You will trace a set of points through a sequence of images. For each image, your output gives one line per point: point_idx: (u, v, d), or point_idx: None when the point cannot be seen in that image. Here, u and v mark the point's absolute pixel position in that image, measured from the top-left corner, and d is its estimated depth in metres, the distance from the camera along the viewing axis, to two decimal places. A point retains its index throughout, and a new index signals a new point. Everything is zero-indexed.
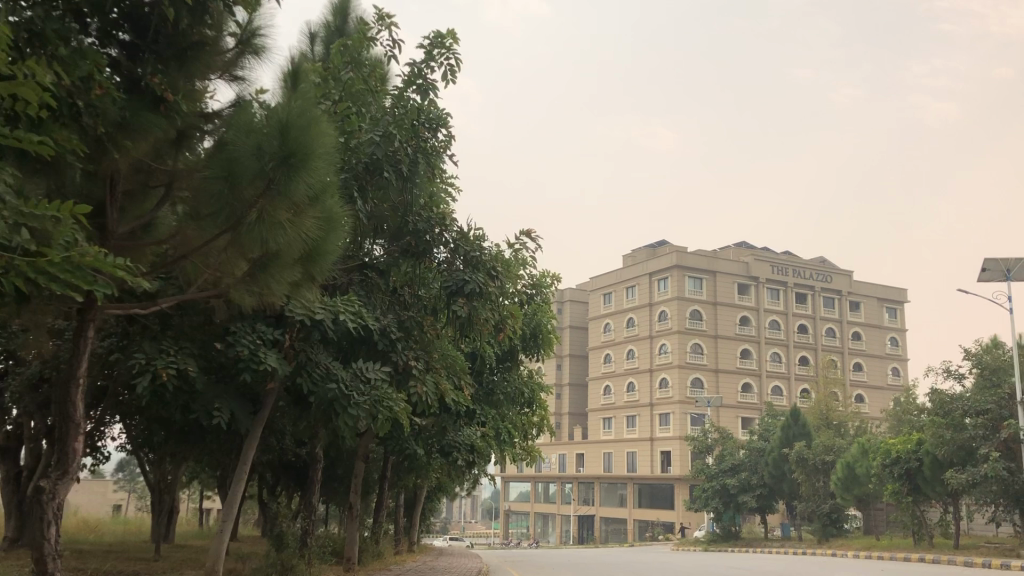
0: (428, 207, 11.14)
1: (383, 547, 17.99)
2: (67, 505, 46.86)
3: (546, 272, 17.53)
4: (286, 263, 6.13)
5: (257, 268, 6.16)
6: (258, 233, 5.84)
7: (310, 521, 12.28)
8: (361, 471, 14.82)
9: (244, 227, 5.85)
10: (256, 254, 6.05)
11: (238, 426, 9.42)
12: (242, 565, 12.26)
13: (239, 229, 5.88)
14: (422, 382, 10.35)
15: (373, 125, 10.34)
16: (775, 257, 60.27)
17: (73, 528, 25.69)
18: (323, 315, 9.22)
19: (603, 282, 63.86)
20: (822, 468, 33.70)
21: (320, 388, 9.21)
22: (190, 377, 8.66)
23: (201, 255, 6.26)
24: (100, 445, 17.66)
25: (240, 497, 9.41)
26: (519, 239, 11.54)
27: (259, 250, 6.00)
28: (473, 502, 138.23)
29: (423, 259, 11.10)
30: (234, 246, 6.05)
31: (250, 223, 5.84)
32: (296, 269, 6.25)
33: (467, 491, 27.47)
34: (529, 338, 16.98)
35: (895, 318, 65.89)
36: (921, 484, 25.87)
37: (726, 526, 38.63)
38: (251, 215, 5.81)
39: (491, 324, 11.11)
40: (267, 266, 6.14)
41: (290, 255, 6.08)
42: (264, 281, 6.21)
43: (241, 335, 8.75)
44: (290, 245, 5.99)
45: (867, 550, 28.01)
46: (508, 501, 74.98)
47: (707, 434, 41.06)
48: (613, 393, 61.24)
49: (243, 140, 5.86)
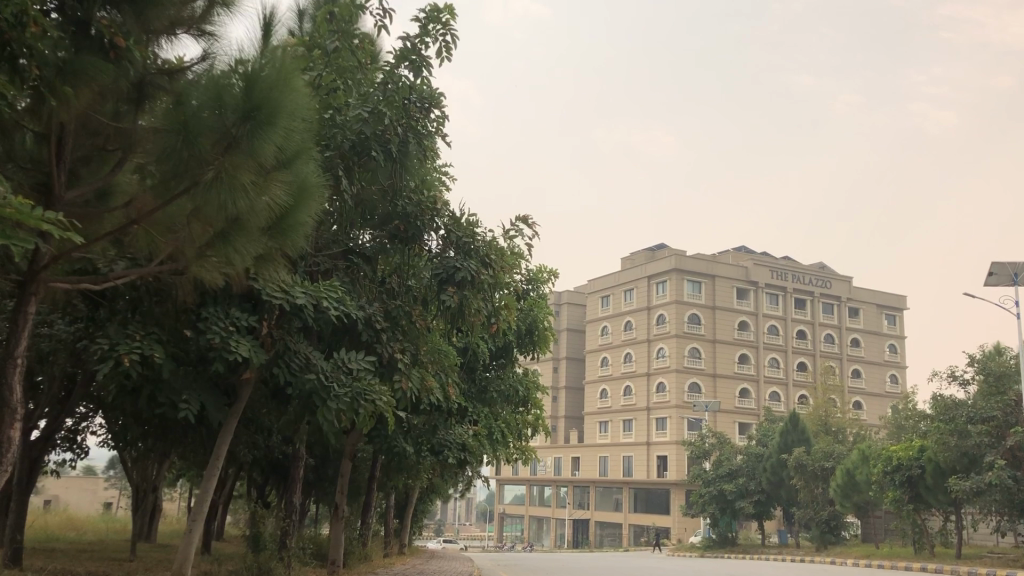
0: (419, 190, 10.56)
1: (370, 550, 17.37)
2: (55, 503, 45.98)
3: (543, 267, 17.01)
4: (248, 233, 5.53)
5: (215, 238, 5.54)
6: (215, 197, 5.24)
7: (290, 521, 11.55)
8: (349, 471, 14.13)
9: (199, 192, 5.26)
10: (218, 223, 5.46)
11: (210, 419, 8.79)
12: (218, 567, 11.62)
13: (194, 194, 5.29)
14: (408, 376, 9.76)
15: (361, 102, 9.80)
16: (774, 261, 59.70)
17: (53, 524, 24.96)
18: (301, 296, 8.61)
19: (601, 285, 63.25)
20: (821, 475, 32.92)
21: (298, 379, 8.68)
22: (156, 363, 8.06)
23: (156, 225, 5.66)
24: (81, 441, 17.00)
25: (212, 497, 8.70)
26: (514, 225, 10.94)
27: (217, 219, 5.41)
28: (468, 505, 137.56)
29: (414, 245, 10.54)
30: (191, 213, 5.45)
31: (205, 184, 5.23)
32: (261, 239, 5.66)
33: (459, 493, 26.83)
34: (525, 334, 16.37)
35: (894, 325, 65.30)
36: (924, 492, 25.27)
37: (723, 532, 38.09)
38: (207, 176, 5.22)
39: (483, 315, 10.51)
40: (229, 238, 5.53)
41: (254, 223, 5.49)
42: (223, 254, 5.59)
43: (211, 318, 8.16)
44: (254, 211, 5.41)
45: (868, 559, 27.40)
46: (503, 505, 74.40)
47: (705, 439, 40.46)
48: (609, 396, 60.66)
49: (201, 92, 5.34)
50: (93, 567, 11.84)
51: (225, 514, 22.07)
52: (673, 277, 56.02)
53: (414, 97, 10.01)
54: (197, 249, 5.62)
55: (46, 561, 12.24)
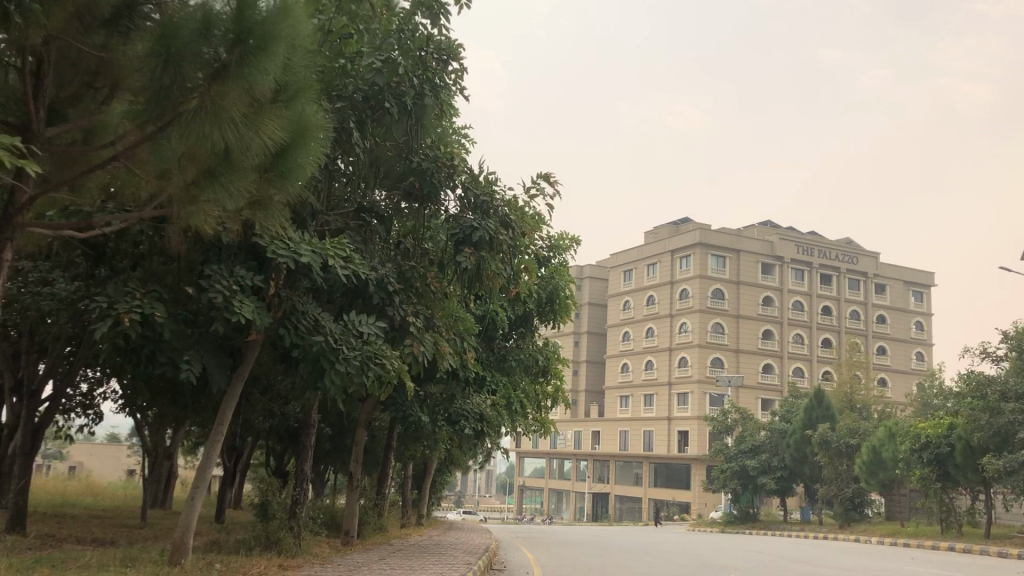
0: (435, 147, 10.08)
1: (386, 520, 17.03)
2: (78, 471, 46.20)
3: (564, 234, 16.46)
4: (241, 172, 4.99)
5: (203, 177, 5.05)
6: (200, 130, 4.72)
7: (301, 490, 11.10)
8: (363, 440, 13.72)
9: (183, 124, 4.76)
10: (205, 159, 4.98)
11: (213, 383, 8.38)
12: (226, 536, 11.32)
13: (179, 126, 4.80)
14: (420, 341, 9.28)
15: (374, 50, 9.27)
16: (801, 237, 58.68)
17: (69, 490, 24.88)
18: (308, 254, 8.15)
19: (624, 258, 62.55)
20: (846, 452, 32.29)
21: (306, 342, 8.28)
22: (157, 323, 7.69)
23: (143, 165, 5.21)
24: (96, 407, 16.76)
25: (216, 464, 8.31)
26: (536, 183, 10.42)
27: (205, 156, 4.92)
28: (488, 477, 137.98)
29: (430, 204, 10.06)
30: (178, 150, 4.98)
31: (189, 114, 4.76)
32: (256, 180, 5.16)
33: (478, 465, 26.52)
34: (547, 304, 15.79)
35: (921, 302, 64.19)
36: (952, 470, 24.60)
37: (744, 508, 37.59)
38: (192, 105, 4.73)
39: (502, 278, 9.99)
40: (219, 176, 5.01)
41: (249, 162, 4.98)
42: (217, 198, 5.12)
43: (214, 275, 7.76)
44: (248, 151, 4.93)
45: (893, 537, 26.84)
46: (523, 477, 74.32)
47: (728, 414, 39.88)
48: (630, 370, 60.22)
49: (191, 17, 4.83)
50: (103, 534, 11.55)
51: (241, 483, 21.89)
52: (697, 252, 55.17)
53: (431, 48, 9.47)
54: (185, 188, 5.15)
55: (54, 526, 11.96)
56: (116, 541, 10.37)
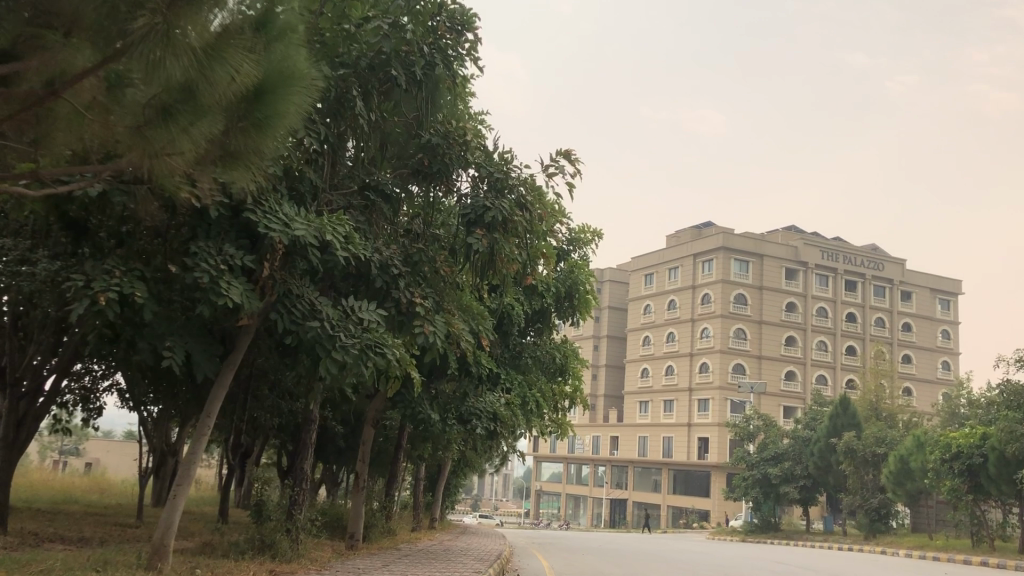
0: (448, 122, 9.38)
1: (395, 523, 16.35)
2: (93, 467, 45.79)
3: (585, 227, 15.73)
4: (202, 112, 4.48)
5: (157, 115, 4.52)
6: (151, 57, 4.08)
7: (299, 489, 10.41)
8: (369, 439, 12.97)
9: (130, 49, 4.12)
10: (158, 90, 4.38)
11: (198, 370, 7.69)
12: (220, 537, 10.65)
13: (126, 52, 4.14)
14: (429, 323, 8.55)
15: (382, 13, 8.60)
16: (826, 242, 57.50)
17: (77, 486, 24.42)
18: (303, 231, 7.41)
19: (645, 262, 61.66)
20: (872, 461, 31.32)
21: (301, 327, 7.62)
22: (138, 303, 7.04)
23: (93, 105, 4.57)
24: (96, 401, 16.18)
25: (201, 460, 7.58)
26: (555, 160, 9.69)
27: (162, 88, 4.37)
28: (505, 481, 137.34)
29: (440, 183, 9.32)
30: (130, 79, 4.44)
31: (136, 39, 4.08)
32: (220, 122, 4.63)
33: (494, 466, 25.88)
34: (564, 299, 15.03)
35: (948, 310, 62.81)
36: (985, 482, 23.49)
37: (765, 517, 36.54)
38: (141, 25, 4.04)
39: (517, 263, 9.18)
40: (175, 115, 4.50)
41: (210, 100, 4.44)
42: (175, 142, 4.60)
43: (201, 252, 7.08)
44: (209, 86, 4.32)
45: (921, 550, 25.76)
46: (540, 482, 73.49)
47: (750, 421, 38.96)
48: (650, 375, 59.33)
49: None
50: (90, 532, 10.90)
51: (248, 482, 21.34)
52: (719, 255, 54.22)
53: (442, 17, 8.84)
54: (137, 130, 4.60)
55: (41, 523, 11.31)
56: (101, 541, 9.75)
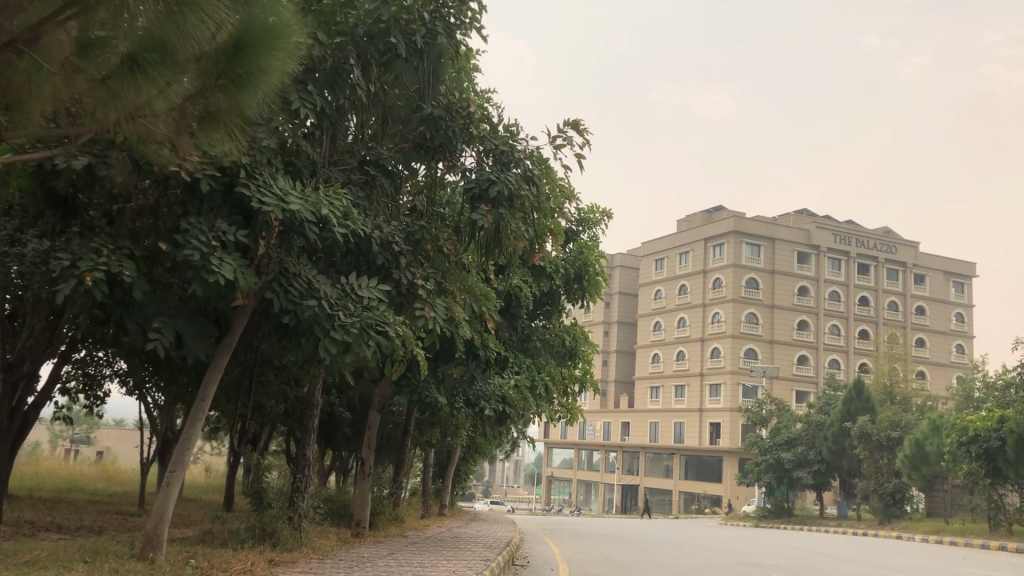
0: (451, 94, 9.02)
1: (403, 511, 16.06)
2: (104, 455, 45.74)
3: (594, 207, 15.36)
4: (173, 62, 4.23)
5: (127, 67, 4.28)
6: None
7: (301, 476, 10.10)
8: (374, 425, 12.65)
9: None
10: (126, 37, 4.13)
11: (191, 353, 7.38)
12: (222, 526, 10.36)
13: None
14: (430, 305, 8.23)
15: None
16: (839, 225, 56.89)
17: (83, 475, 24.22)
18: (298, 206, 7.04)
19: (656, 247, 61.13)
20: (887, 445, 30.90)
21: (298, 306, 7.30)
22: (127, 283, 6.73)
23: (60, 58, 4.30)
24: (98, 389, 15.90)
25: (196, 447, 7.26)
26: (564, 132, 9.31)
27: (131, 38, 4.14)
28: (516, 466, 137.46)
29: (444, 157, 8.97)
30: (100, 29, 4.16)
31: None
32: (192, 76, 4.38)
33: (504, 452, 25.60)
34: (573, 280, 14.65)
35: (962, 293, 62.14)
36: (1003, 466, 23.06)
37: (778, 502, 36.25)
38: None
39: (525, 240, 8.81)
40: (144, 68, 4.26)
41: (183, 55, 4.20)
42: (143, 96, 4.39)
43: (192, 229, 6.76)
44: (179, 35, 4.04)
45: (937, 534, 25.35)
46: (551, 468, 73.25)
47: (762, 405, 38.53)
48: (661, 360, 58.96)
49: None
50: (90, 522, 10.62)
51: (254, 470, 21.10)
52: (730, 240, 53.73)
53: None
54: (104, 85, 4.33)
55: (38, 513, 11.04)
56: (98, 531, 9.46)
